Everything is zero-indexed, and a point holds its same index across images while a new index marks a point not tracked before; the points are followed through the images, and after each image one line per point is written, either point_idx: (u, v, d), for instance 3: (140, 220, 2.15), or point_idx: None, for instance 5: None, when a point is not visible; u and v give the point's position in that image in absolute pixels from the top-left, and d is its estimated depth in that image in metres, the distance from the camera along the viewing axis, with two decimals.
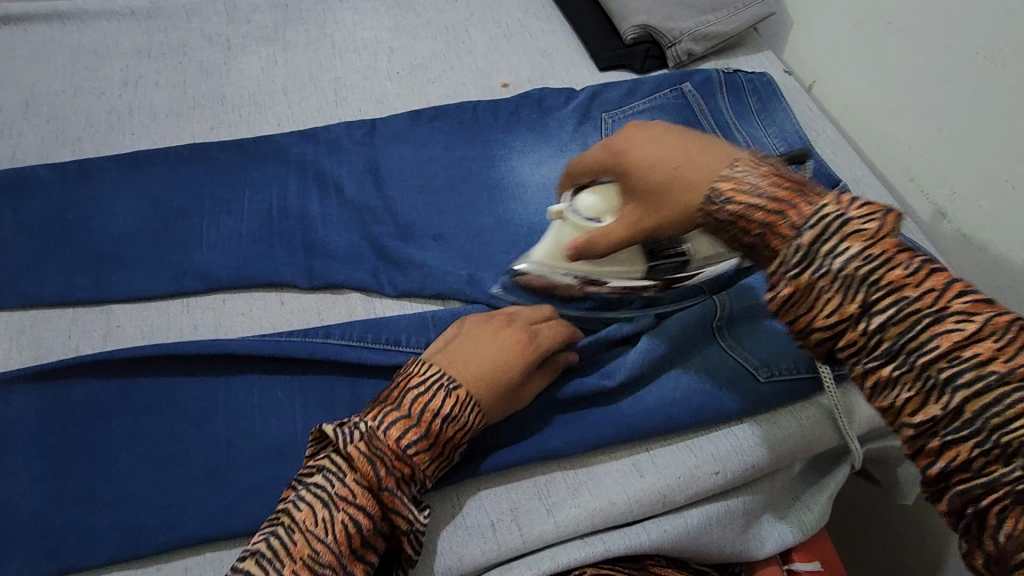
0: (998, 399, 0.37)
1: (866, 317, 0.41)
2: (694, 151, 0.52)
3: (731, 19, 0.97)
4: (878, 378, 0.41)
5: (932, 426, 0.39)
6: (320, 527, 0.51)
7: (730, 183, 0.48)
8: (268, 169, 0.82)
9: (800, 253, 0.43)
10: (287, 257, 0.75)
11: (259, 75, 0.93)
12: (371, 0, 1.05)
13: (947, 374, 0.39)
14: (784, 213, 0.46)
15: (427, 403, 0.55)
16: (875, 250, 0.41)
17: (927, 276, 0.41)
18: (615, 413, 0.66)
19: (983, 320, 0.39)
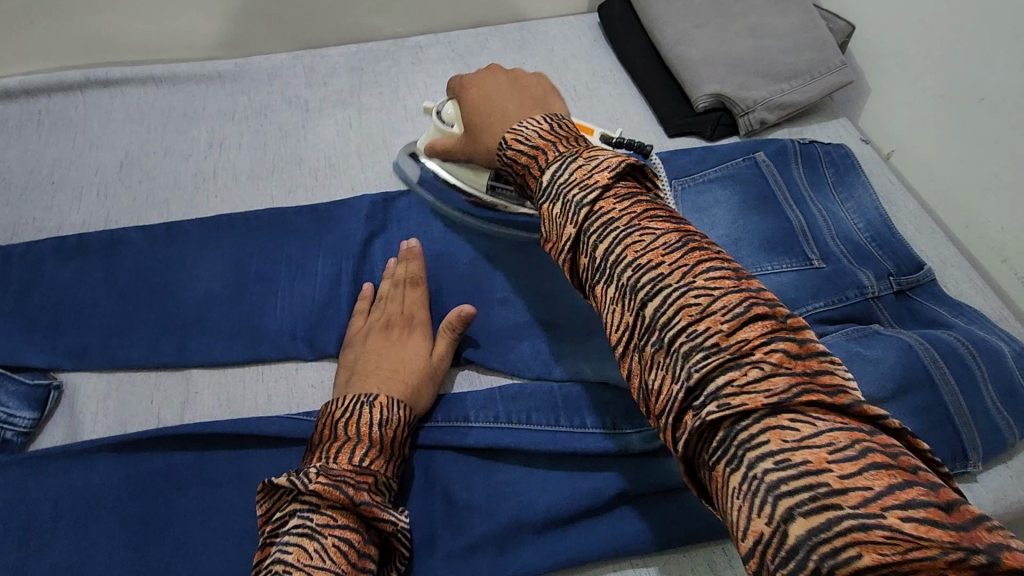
0: (733, 371, 0.41)
1: (609, 283, 0.49)
2: (511, 104, 0.69)
3: (807, 87, 0.96)
4: (650, 361, 0.45)
5: (666, 387, 0.44)
6: (315, 558, 0.51)
7: (512, 135, 0.61)
8: (342, 232, 0.85)
9: (551, 222, 0.53)
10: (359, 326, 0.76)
11: (335, 137, 0.96)
12: (442, 63, 1.08)
13: (688, 354, 0.43)
14: (541, 165, 0.57)
15: (356, 420, 0.61)
16: (615, 224, 0.49)
17: (677, 255, 0.46)
18: (690, 510, 0.64)
19: (719, 295, 0.43)
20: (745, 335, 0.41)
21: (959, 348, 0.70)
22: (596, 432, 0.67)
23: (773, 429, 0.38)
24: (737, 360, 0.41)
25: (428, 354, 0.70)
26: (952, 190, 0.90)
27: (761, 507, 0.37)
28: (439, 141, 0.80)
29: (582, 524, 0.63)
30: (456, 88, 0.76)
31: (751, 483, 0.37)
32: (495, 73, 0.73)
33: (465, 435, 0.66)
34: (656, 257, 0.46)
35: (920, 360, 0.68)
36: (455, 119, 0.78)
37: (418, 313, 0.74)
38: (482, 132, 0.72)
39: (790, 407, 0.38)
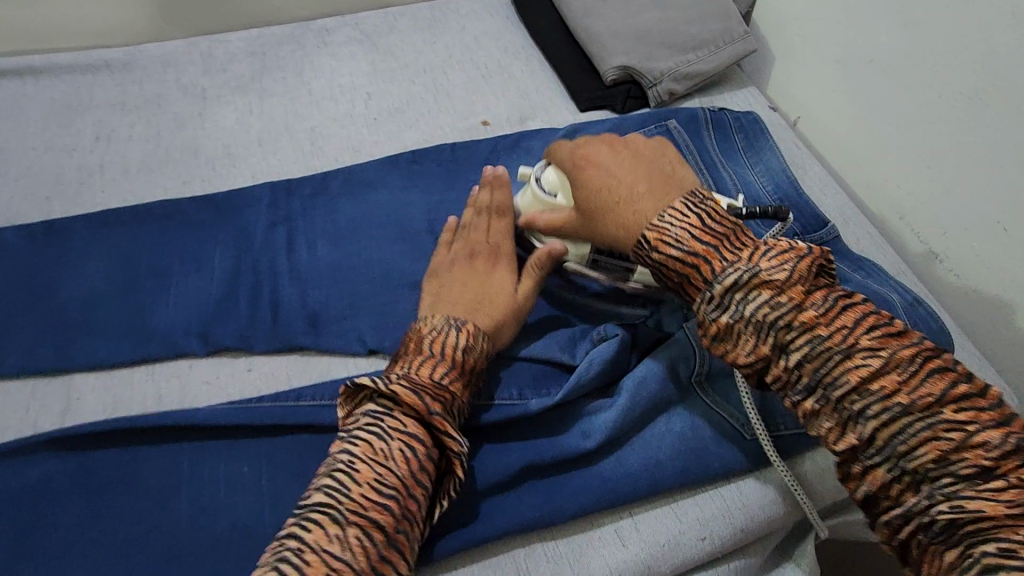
0: (905, 429, 0.49)
1: (785, 354, 0.53)
2: (640, 185, 0.63)
3: (711, 57, 0.97)
4: (808, 413, 0.53)
5: (853, 453, 0.51)
6: (379, 456, 0.54)
7: (657, 232, 0.58)
8: (243, 222, 0.81)
9: (713, 302, 0.55)
10: (254, 317, 0.73)
11: (234, 125, 0.92)
12: (349, 46, 1.05)
13: (870, 418, 0.50)
14: (698, 266, 0.56)
15: (443, 343, 0.62)
16: (782, 297, 0.53)
17: (836, 315, 0.53)
18: (595, 477, 0.63)
19: (888, 354, 0.50)
20: (916, 393, 0.49)
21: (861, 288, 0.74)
22: (504, 405, 0.66)
23: (966, 489, 0.47)
24: (907, 417, 0.49)
25: (514, 286, 0.70)
26: (851, 151, 0.93)
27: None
28: (541, 217, 0.72)
29: (489, 500, 0.62)
30: (565, 156, 0.70)
31: (966, 558, 0.45)
32: (613, 147, 0.68)
33: None
34: (823, 326, 0.52)
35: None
36: (556, 185, 0.72)
37: (503, 245, 0.74)
38: (598, 212, 0.65)
39: (931, 432, 0.48)
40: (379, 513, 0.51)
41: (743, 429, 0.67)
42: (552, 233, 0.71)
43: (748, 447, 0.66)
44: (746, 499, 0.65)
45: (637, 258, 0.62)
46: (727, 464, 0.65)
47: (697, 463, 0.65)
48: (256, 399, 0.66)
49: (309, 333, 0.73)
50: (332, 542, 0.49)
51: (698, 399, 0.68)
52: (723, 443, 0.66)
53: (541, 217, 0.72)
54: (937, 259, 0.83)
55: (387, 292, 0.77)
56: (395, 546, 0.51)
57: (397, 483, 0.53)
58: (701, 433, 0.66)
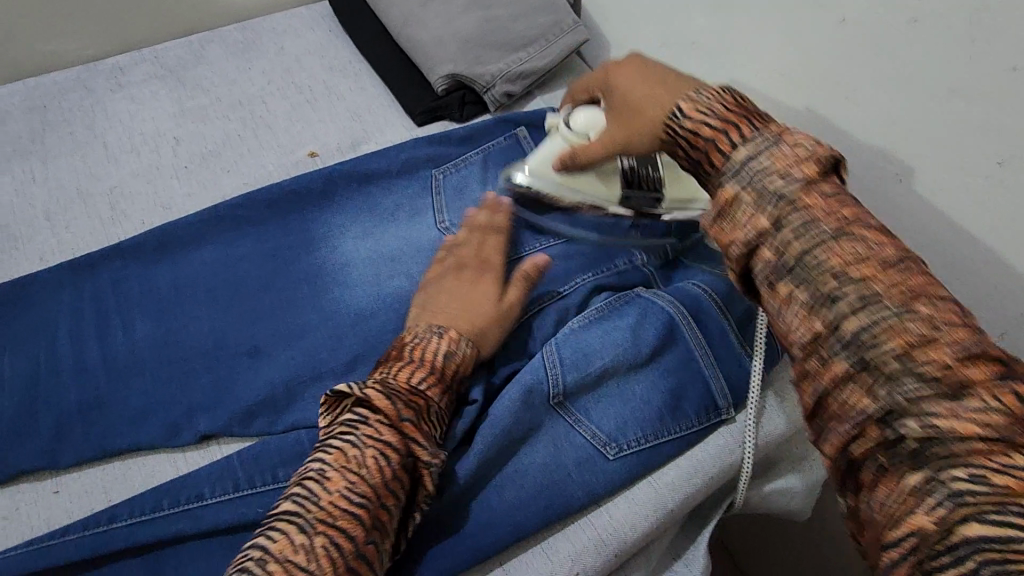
0: (886, 327, 0.37)
1: (778, 228, 0.41)
2: (678, 78, 0.54)
3: (543, 52, 0.94)
4: (781, 300, 0.41)
5: (818, 355, 0.39)
6: (352, 463, 0.50)
7: (688, 102, 0.49)
8: (35, 316, 0.70)
9: (728, 167, 0.45)
10: (53, 427, 0.63)
11: (14, 198, 0.79)
12: (149, 84, 0.93)
13: (844, 305, 0.38)
14: (727, 131, 0.46)
15: (423, 348, 0.60)
16: (793, 169, 0.43)
17: (842, 207, 0.41)
18: (457, 535, 0.60)
19: (880, 251, 0.39)
20: (905, 293, 0.38)
21: (704, 300, 0.72)
22: None
23: (948, 414, 0.34)
24: (895, 316, 0.37)
25: (498, 297, 0.68)
26: None
27: (934, 506, 0.33)
28: (570, 150, 0.67)
29: None
30: (592, 83, 0.66)
31: (930, 483, 0.34)
32: (636, 59, 0.59)
33: (200, 518, 0.57)
34: (823, 210, 0.41)
35: (676, 326, 0.70)
36: (586, 125, 0.67)
37: (493, 257, 0.72)
38: (633, 107, 0.55)
39: (920, 335, 0.36)
40: (347, 522, 0.47)
41: (604, 449, 0.65)
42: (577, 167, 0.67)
43: (614, 470, 0.64)
44: (614, 521, 0.64)
45: (664, 143, 0.51)
46: (594, 490, 0.63)
47: (560, 497, 0.62)
48: (63, 528, 0.56)
49: (126, 434, 0.63)
50: (297, 551, 0.45)
51: (559, 421, 0.66)
52: (587, 469, 0.64)
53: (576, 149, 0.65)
54: None
55: (220, 366, 0.69)
56: (364, 557, 0.47)
57: (368, 491, 0.49)
58: (562, 463, 0.64)
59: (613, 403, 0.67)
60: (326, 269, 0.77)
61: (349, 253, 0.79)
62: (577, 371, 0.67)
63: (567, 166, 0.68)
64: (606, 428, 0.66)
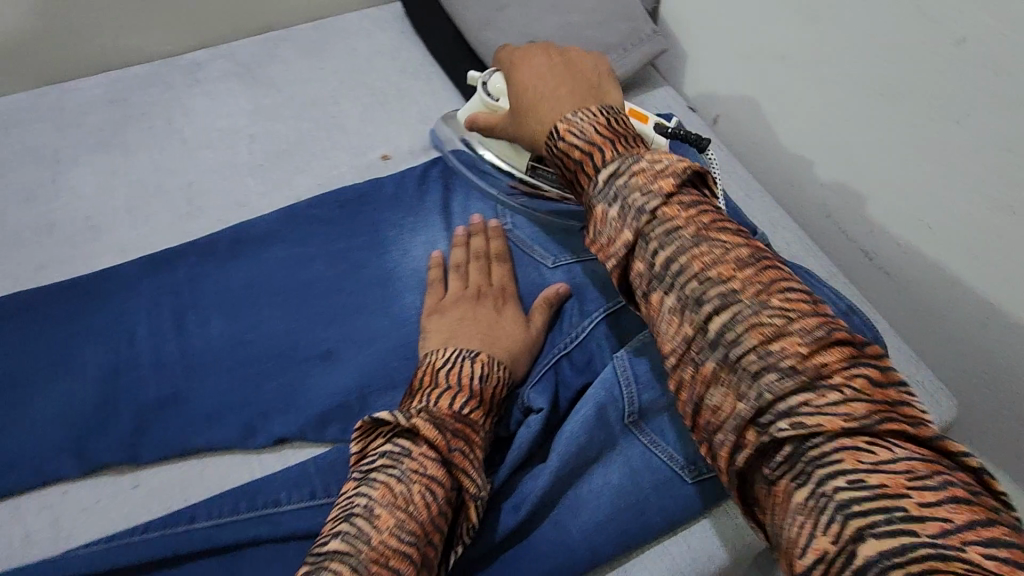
0: (739, 330, 0.42)
1: (645, 244, 0.46)
2: (563, 88, 0.58)
3: (620, 62, 0.91)
4: (678, 330, 0.45)
5: (716, 382, 0.43)
6: (400, 499, 0.47)
7: (565, 125, 0.52)
8: (114, 309, 0.70)
9: (601, 187, 0.49)
10: (131, 422, 0.63)
11: (96, 190, 0.80)
12: (224, 80, 0.93)
13: (711, 312, 0.43)
14: (592, 154, 0.50)
15: (458, 371, 0.59)
16: (655, 185, 0.47)
17: (700, 216, 0.46)
18: (533, 556, 0.58)
19: (740, 259, 0.44)
20: (763, 290, 0.43)
21: None
22: None
23: (811, 406, 0.39)
24: (762, 316, 0.42)
25: (526, 323, 0.68)
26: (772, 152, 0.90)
27: (828, 524, 0.36)
28: (483, 114, 0.69)
29: None
30: (505, 59, 0.66)
31: (820, 499, 0.37)
32: (548, 51, 0.62)
33: (278, 525, 0.57)
34: (683, 220, 0.46)
35: None
36: (498, 89, 0.70)
37: (508, 285, 0.72)
38: (522, 112, 0.60)
39: (792, 337, 0.41)
40: (400, 562, 0.45)
41: (683, 473, 0.62)
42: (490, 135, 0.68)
43: (693, 496, 0.62)
44: (693, 551, 0.61)
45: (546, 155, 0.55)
46: (674, 518, 0.61)
47: (638, 522, 0.60)
48: (143, 525, 0.57)
49: (202, 433, 0.63)
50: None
51: (635, 441, 0.63)
52: (667, 494, 0.61)
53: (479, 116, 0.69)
54: (869, 259, 0.82)
55: (293, 369, 0.68)
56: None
57: (416, 531, 0.47)
58: (641, 486, 0.61)
59: (693, 424, 0.64)
60: (398, 274, 0.76)
61: (419, 258, 0.77)
62: (656, 389, 0.63)
63: (472, 127, 0.71)
64: (684, 452, 0.63)
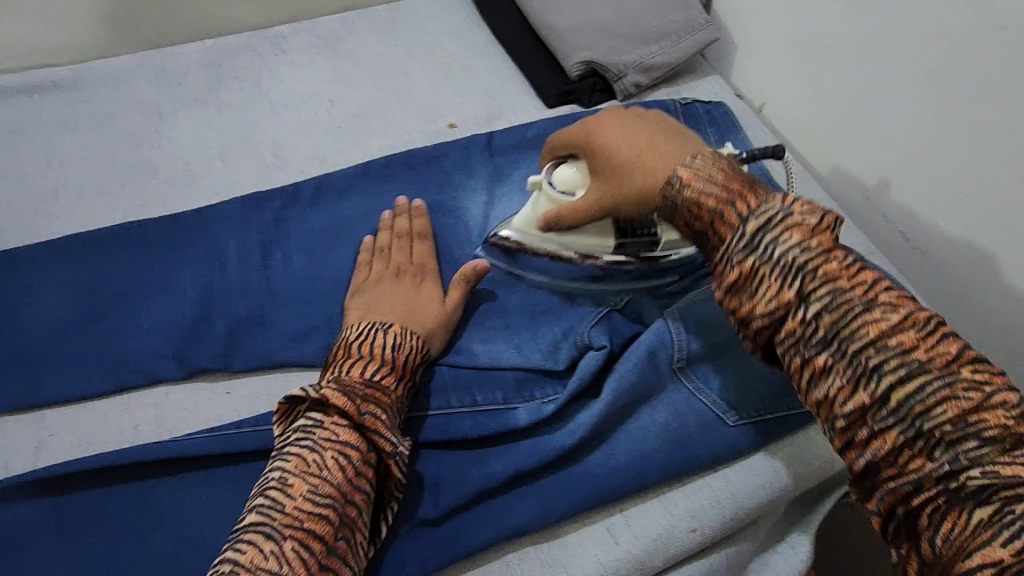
0: (919, 390, 0.42)
1: (804, 305, 0.46)
2: (660, 143, 0.59)
3: (674, 47, 0.97)
4: (815, 370, 0.45)
5: (864, 417, 0.44)
6: (312, 467, 0.52)
7: (686, 172, 0.54)
8: (209, 240, 0.78)
9: (743, 240, 0.48)
10: (225, 336, 0.70)
11: (194, 141, 0.89)
12: (307, 52, 1.02)
13: (887, 377, 0.43)
14: (732, 203, 0.51)
15: (372, 342, 0.63)
16: (813, 241, 0.46)
17: (858, 271, 0.46)
18: (582, 475, 0.63)
19: (905, 313, 0.44)
20: (934, 353, 0.43)
21: None
22: (484, 411, 0.67)
23: (992, 457, 0.40)
24: (925, 375, 0.42)
25: (442, 300, 0.71)
26: (817, 136, 0.94)
27: (997, 533, 0.37)
28: (559, 208, 0.69)
29: (480, 506, 0.62)
30: (574, 136, 0.67)
31: (991, 526, 0.38)
32: (615, 112, 0.65)
33: None
34: (845, 278, 0.45)
35: None
36: (573, 183, 0.68)
37: (428, 264, 0.75)
38: (616, 171, 0.62)
39: (950, 390, 0.41)
40: (315, 523, 0.49)
41: (724, 415, 0.67)
42: (566, 226, 0.69)
43: (733, 435, 0.66)
44: (733, 486, 0.66)
45: (659, 204, 0.57)
46: (713, 452, 0.66)
47: (680, 453, 0.65)
48: (236, 422, 0.64)
49: (287, 350, 0.70)
50: (269, 557, 0.46)
51: (679, 384, 0.69)
52: (707, 431, 0.66)
53: (563, 207, 0.68)
54: (906, 239, 0.85)
55: None
56: (336, 554, 0.50)
57: (334, 492, 0.52)
58: (683, 422, 0.67)
59: (737, 372, 0.69)
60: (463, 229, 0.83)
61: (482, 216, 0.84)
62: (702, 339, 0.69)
63: (552, 227, 0.70)
64: (725, 396, 0.68)
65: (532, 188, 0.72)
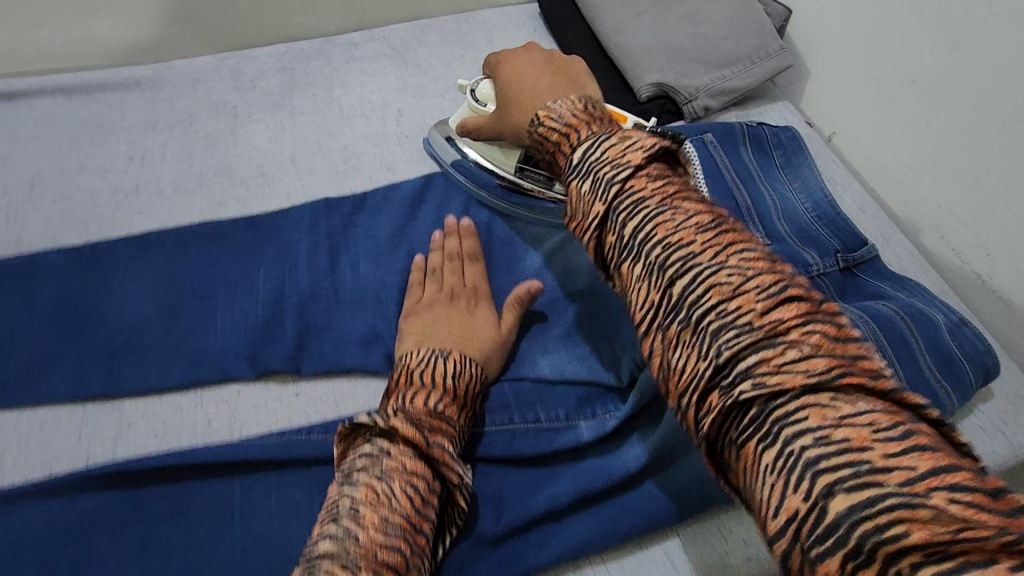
0: (716, 310, 0.41)
1: (626, 230, 0.47)
2: (543, 80, 0.64)
3: (746, 73, 0.96)
4: (639, 288, 0.45)
5: (674, 337, 0.43)
6: (383, 498, 0.52)
7: (545, 112, 0.58)
8: (282, 243, 0.80)
9: (590, 181, 0.50)
10: (296, 339, 0.72)
11: (268, 144, 0.91)
12: (377, 60, 1.04)
13: (686, 290, 0.43)
14: (569, 135, 0.55)
15: (433, 370, 0.63)
16: (636, 179, 0.48)
17: (681, 204, 0.46)
18: (643, 501, 0.63)
19: (715, 236, 0.44)
20: (739, 270, 0.42)
21: (898, 322, 0.71)
22: (549, 430, 0.67)
23: (781, 372, 0.38)
24: (727, 292, 0.41)
25: (496, 324, 0.71)
26: (892, 170, 0.92)
27: (799, 483, 0.35)
28: (476, 117, 0.76)
29: (542, 525, 0.62)
30: (490, 63, 0.72)
31: (789, 457, 0.36)
32: (531, 48, 0.68)
33: None
34: (656, 201, 0.47)
35: (896, 325, 0.71)
36: (488, 95, 0.75)
37: (480, 286, 0.75)
38: (511, 100, 0.66)
39: (758, 307, 0.40)
40: (390, 554, 0.50)
41: None
42: (478, 135, 0.77)
43: None
44: None
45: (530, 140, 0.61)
46: None
47: None
48: (308, 428, 0.66)
49: (355, 356, 0.71)
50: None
51: None
52: None
53: (473, 123, 0.77)
54: (981, 281, 0.82)
55: None
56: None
57: (404, 522, 0.52)
58: None
59: None
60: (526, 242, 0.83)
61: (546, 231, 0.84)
62: None
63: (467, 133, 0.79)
64: None
65: (461, 88, 0.80)
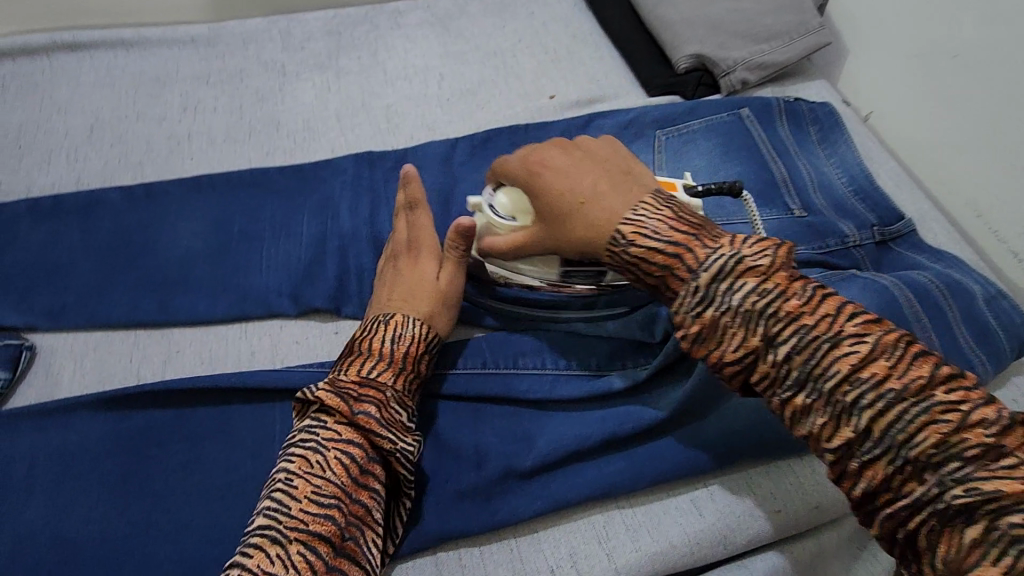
0: (897, 415, 0.44)
1: (772, 348, 0.49)
2: (602, 183, 0.60)
3: (785, 48, 0.97)
4: (799, 409, 0.48)
5: (847, 450, 0.46)
6: (314, 469, 0.52)
7: (631, 225, 0.57)
8: (325, 192, 0.83)
9: (698, 294, 0.51)
10: (336, 280, 0.74)
11: (314, 102, 0.94)
12: (421, 28, 1.06)
13: (854, 403, 0.45)
14: (679, 257, 0.53)
15: (372, 338, 0.61)
16: (768, 283, 0.50)
17: (819, 303, 0.49)
18: (669, 449, 0.64)
19: (869, 340, 0.46)
20: (903, 376, 0.45)
21: (934, 291, 0.71)
22: (579, 376, 0.69)
23: (972, 470, 0.42)
24: (897, 403, 0.44)
25: (437, 278, 0.66)
26: (929, 149, 0.92)
27: (997, 557, 0.39)
28: (500, 238, 0.66)
29: (569, 465, 0.64)
30: (519, 174, 0.65)
31: (995, 538, 0.40)
32: (564, 146, 0.65)
33: (453, 382, 0.67)
34: (791, 306, 0.49)
35: (929, 293, 0.71)
36: (513, 208, 0.66)
37: (420, 234, 0.69)
38: (563, 219, 0.61)
39: (926, 415, 0.43)
40: (318, 526, 0.50)
41: None
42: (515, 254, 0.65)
43: None
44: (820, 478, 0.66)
45: (608, 258, 0.59)
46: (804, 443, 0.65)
47: (772, 440, 0.65)
48: None
49: None
50: (275, 562, 0.48)
51: None
52: None
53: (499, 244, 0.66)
54: (1019, 261, 0.82)
55: None
56: (345, 554, 0.50)
57: (336, 493, 0.52)
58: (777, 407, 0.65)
59: None
60: None
61: None
62: None
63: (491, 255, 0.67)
64: None
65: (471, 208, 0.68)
